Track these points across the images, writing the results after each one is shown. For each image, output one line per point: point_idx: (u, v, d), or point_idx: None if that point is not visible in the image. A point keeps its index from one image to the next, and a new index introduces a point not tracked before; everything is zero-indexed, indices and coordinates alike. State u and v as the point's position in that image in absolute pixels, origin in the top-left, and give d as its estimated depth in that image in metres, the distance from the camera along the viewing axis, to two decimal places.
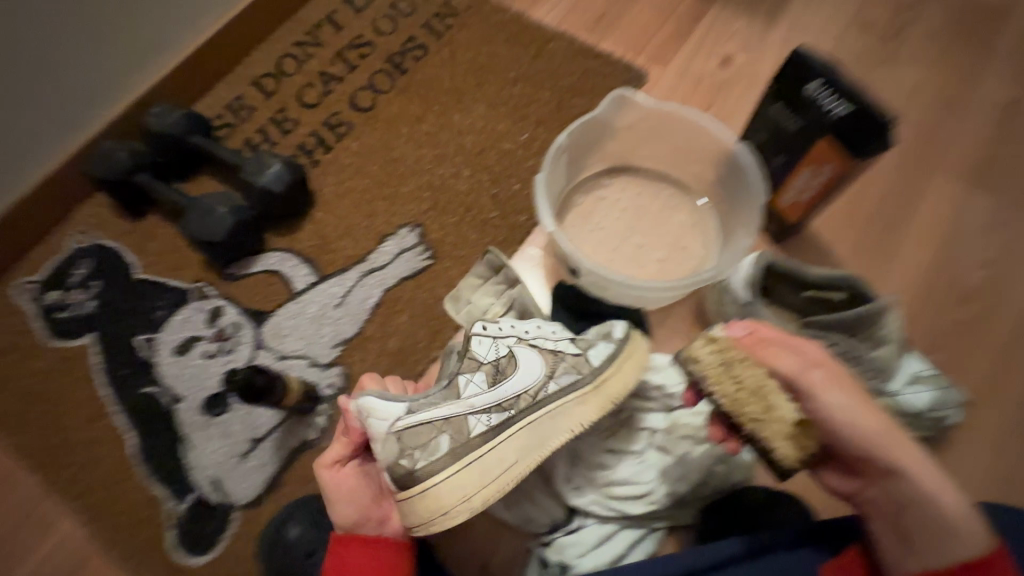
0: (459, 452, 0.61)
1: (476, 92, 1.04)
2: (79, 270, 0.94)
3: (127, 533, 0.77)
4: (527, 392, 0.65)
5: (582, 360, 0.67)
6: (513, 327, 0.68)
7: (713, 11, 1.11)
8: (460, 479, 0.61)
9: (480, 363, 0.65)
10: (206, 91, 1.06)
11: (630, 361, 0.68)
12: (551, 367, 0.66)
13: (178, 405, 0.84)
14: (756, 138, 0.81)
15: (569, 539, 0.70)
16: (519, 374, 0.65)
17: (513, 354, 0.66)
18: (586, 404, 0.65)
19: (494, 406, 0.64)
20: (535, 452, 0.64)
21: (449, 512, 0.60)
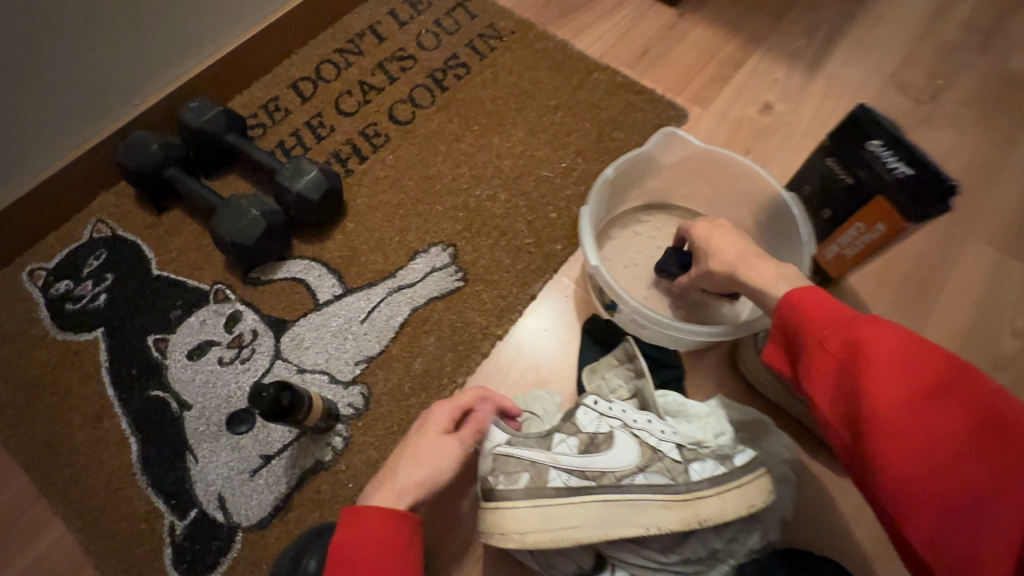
0: (532, 492, 0.65)
1: (516, 116, 1.03)
2: (94, 261, 0.91)
3: (122, 545, 0.73)
4: (611, 472, 0.67)
5: (679, 468, 0.67)
6: (623, 411, 0.71)
7: (755, 57, 1.12)
8: (528, 514, 0.64)
9: (578, 429, 0.70)
10: (243, 89, 1.05)
11: (734, 492, 0.66)
12: (644, 460, 0.68)
13: (186, 413, 0.80)
14: (803, 189, 0.80)
15: None
16: (611, 454, 0.68)
17: (612, 434, 0.69)
18: (667, 508, 0.65)
19: (576, 470, 0.67)
20: (602, 528, 0.65)
21: (505, 535, 0.64)
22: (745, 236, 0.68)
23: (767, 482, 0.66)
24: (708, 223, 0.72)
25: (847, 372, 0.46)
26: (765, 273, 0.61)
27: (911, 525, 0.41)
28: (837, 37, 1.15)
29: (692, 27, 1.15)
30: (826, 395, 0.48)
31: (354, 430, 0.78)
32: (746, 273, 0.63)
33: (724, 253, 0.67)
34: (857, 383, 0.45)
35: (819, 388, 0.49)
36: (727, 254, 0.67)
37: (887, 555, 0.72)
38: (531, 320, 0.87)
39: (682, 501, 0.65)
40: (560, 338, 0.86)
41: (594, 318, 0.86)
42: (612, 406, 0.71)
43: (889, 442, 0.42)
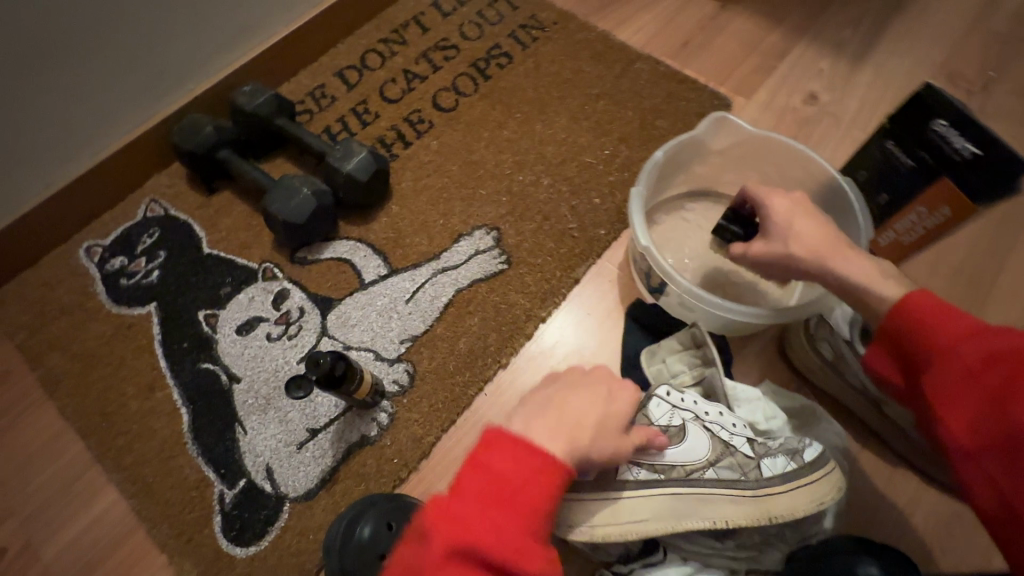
0: (600, 484, 0.65)
1: (559, 105, 1.04)
2: (147, 239, 0.93)
3: (173, 512, 0.74)
4: (682, 466, 0.66)
5: (751, 464, 0.67)
6: (694, 403, 0.69)
7: (799, 48, 1.11)
8: (596, 506, 0.64)
9: (650, 422, 0.68)
10: (291, 76, 1.07)
11: (805, 490, 0.64)
12: (715, 455, 0.67)
13: (235, 385, 0.81)
14: (857, 173, 0.79)
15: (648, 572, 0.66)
16: (685, 447, 0.67)
17: (684, 428, 0.68)
18: (737, 504, 0.64)
19: (646, 462, 0.66)
20: (670, 523, 0.63)
21: (573, 526, 0.65)
22: (824, 221, 0.66)
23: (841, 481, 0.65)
24: (788, 204, 0.68)
25: (994, 394, 0.47)
26: (862, 267, 0.61)
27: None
28: (884, 29, 1.13)
29: (735, 18, 1.15)
30: (964, 418, 0.48)
31: (400, 406, 0.79)
32: (839, 264, 0.62)
33: (808, 245, 0.64)
34: (1008, 406, 0.45)
35: (954, 410, 0.49)
36: (811, 240, 0.64)
37: (941, 547, 0.70)
38: (575, 304, 0.87)
39: (751, 498, 0.65)
40: (604, 322, 0.86)
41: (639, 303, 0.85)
42: (685, 399, 0.69)
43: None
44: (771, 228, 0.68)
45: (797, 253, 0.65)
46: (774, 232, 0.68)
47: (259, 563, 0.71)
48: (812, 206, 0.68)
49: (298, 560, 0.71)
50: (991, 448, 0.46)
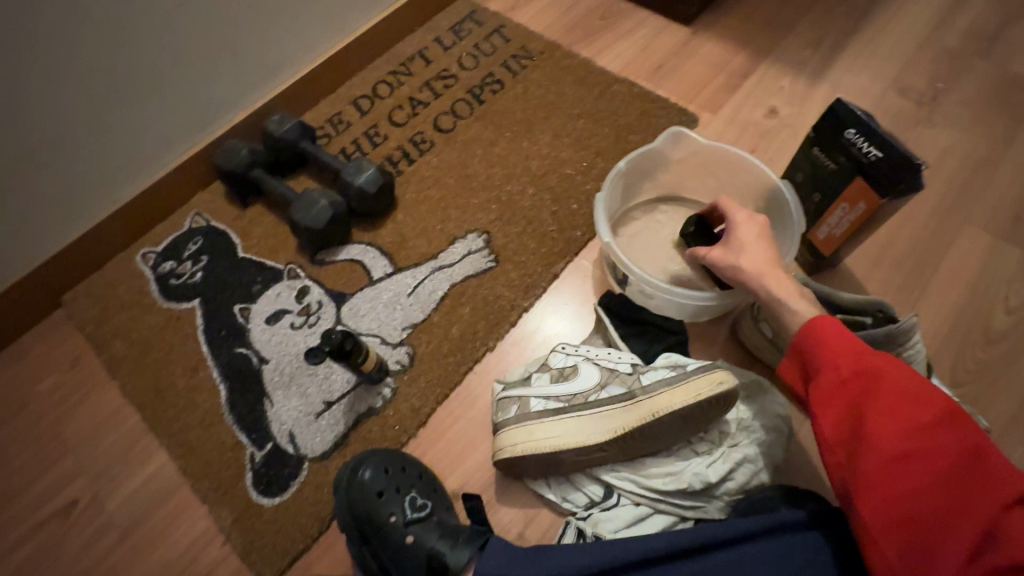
0: (521, 416, 0.78)
1: (544, 124, 1.18)
2: (192, 246, 1.10)
3: (214, 469, 0.88)
4: (580, 394, 0.78)
5: (634, 378, 0.77)
6: (586, 349, 0.82)
7: (761, 68, 1.23)
8: (517, 432, 0.76)
9: (549, 368, 0.81)
10: (313, 106, 1.24)
11: (679, 387, 0.72)
12: (604, 380, 0.78)
13: (264, 366, 0.96)
14: (796, 177, 0.90)
15: (604, 515, 0.77)
16: (577, 380, 0.79)
17: (576, 365, 0.80)
18: (626, 411, 0.74)
19: (552, 396, 0.78)
20: (577, 437, 0.74)
21: (501, 449, 0.76)
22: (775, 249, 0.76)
23: (714, 375, 0.72)
24: (754, 223, 0.78)
25: (857, 405, 0.55)
26: (789, 290, 0.70)
27: (885, 543, 0.49)
28: (842, 48, 1.24)
29: (704, 43, 1.28)
30: (833, 420, 0.57)
31: (401, 382, 0.92)
32: (772, 283, 0.71)
33: (754, 259, 0.74)
34: (863, 413, 0.54)
35: (827, 413, 0.57)
36: (758, 256, 0.74)
37: None
38: (554, 296, 0.99)
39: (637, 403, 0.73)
40: (579, 310, 0.98)
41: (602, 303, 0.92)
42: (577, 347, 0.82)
43: (879, 469, 0.51)
44: (731, 240, 0.78)
45: (744, 264, 0.74)
46: (733, 244, 0.78)
47: (283, 510, 0.84)
48: (772, 234, 0.78)
49: (315, 508, 0.84)
50: (847, 444, 0.55)
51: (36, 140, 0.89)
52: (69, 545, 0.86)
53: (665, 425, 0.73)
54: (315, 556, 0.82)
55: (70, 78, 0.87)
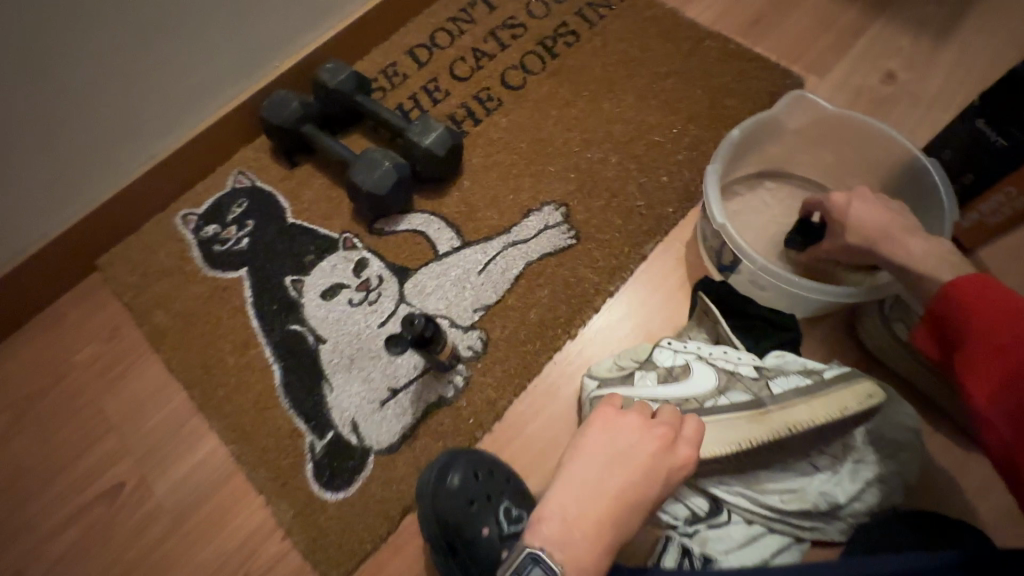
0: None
1: (626, 83, 1.04)
2: (236, 209, 0.99)
3: (270, 457, 0.81)
4: (694, 398, 0.70)
5: (760, 385, 0.70)
6: (696, 347, 0.74)
7: (877, 25, 1.07)
8: None
9: (654, 366, 0.73)
10: (365, 54, 1.11)
11: (817, 401, 0.67)
12: (723, 384, 0.71)
13: (321, 346, 0.87)
14: (943, 155, 0.77)
15: (713, 532, 0.70)
16: (689, 383, 0.71)
17: (688, 365, 0.72)
18: (754, 421, 0.67)
19: (661, 399, 0.71)
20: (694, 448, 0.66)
21: None
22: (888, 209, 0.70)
23: (859, 387, 0.68)
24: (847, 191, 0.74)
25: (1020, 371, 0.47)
26: (914, 247, 0.64)
27: None
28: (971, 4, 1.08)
29: None
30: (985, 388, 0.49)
31: (474, 370, 0.83)
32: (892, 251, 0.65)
33: (861, 232, 0.69)
34: None
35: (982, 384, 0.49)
36: (865, 228, 0.69)
37: (1010, 529, 0.70)
38: (642, 279, 0.89)
39: (765, 415, 0.68)
40: (670, 297, 0.88)
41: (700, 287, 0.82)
42: (686, 344, 0.74)
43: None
44: (833, 224, 0.74)
45: (855, 243, 0.69)
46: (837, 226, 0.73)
47: (348, 507, 0.77)
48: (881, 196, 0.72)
49: (384, 506, 0.77)
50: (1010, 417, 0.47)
51: (70, 83, 0.78)
52: (118, 530, 0.80)
53: (795, 441, 0.68)
54: (384, 558, 0.75)
55: (106, 13, 0.75)
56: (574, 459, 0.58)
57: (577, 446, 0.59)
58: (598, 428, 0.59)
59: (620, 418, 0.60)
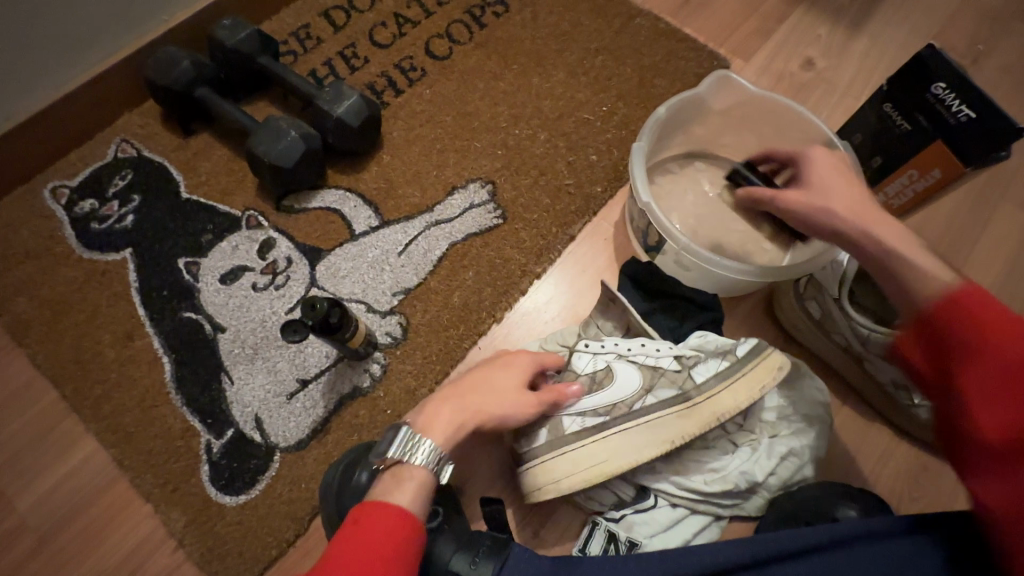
0: (553, 443, 0.67)
1: (556, 57, 1.00)
2: (119, 182, 0.87)
3: (158, 461, 0.72)
4: (621, 402, 0.69)
5: (683, 376, 0.70)
6: (615, 344, 0.71)
7: (798, 12, 1.09)
8: (556, 463, 0.66)
9: (577, 376, 0.70)
10: (273, 14, 1.00)
11: (742, 382, 0.69)
12: (648, 382, 0.70)
13: (220, 335, 0.78)
14: (853, 138, 0.80)
15: (638, 517, 0.69)
16: (614, 387, 0.69)
17: (610, 369, 0.70)
18: (684, 417, 0.68)
19: (589, 411, 0.68)
20: (629, 457, 0.67)
21: (540, 488, 0.66)
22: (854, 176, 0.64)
23: (770, 362, 0.69)
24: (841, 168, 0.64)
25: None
26: (902, 240, 0.54)
27: None
28: None
29: None
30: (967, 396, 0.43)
31: (393, 358, 0.78)
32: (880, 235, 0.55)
33: (850, 210, 0.59)
34: None
35: (984, 409, 0.40)
36: (853, 204, 0.59)
37: (903, 495, 0.75)
38: (569, 261, 0.86)
39: (694, 407, 0.68)
40: (597, 279, 0.86)
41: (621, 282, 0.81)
42: (603, 344, 0.71)
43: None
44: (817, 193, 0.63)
45: (846, 217, 0.58)
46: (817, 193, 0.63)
47: (249, 511, 0.70)
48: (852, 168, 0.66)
49: (290, 508, 0.70)
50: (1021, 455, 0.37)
51: None
52: None
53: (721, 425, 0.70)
54: (291, 564, 0.69)
55: None
56: (473, 385, 0.63)
57: (474, 373, 0.65)
58: (497, 364, 0.66)
59: (516, 362, 0.66)
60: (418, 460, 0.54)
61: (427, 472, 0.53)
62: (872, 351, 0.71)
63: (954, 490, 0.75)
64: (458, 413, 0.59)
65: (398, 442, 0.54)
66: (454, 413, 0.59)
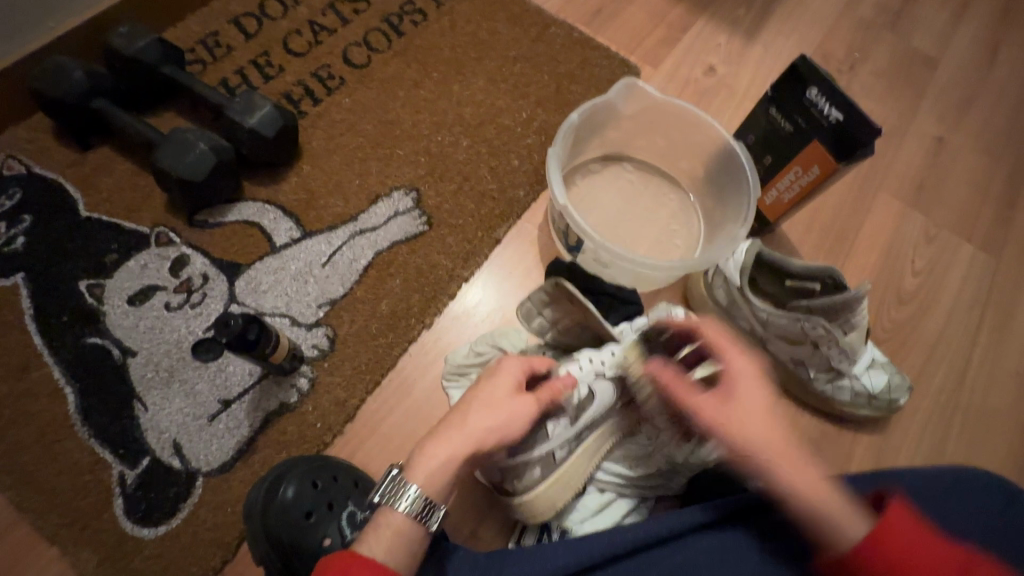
0: (545, 471, 0.67)
1: (475, 65, 1.02)
2: (6, 201, 0.81)
3: (64, 499, 0.67)
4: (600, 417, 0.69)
5: None
6: (591, 362, 0.69)
7: (699, 22, 1.17)
8: (548, 491, 0.67)
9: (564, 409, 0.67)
10: (176, 21, 0.96)
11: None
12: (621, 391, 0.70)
13: (130, 360, 0.74)
14: (747, 139, 0.87)
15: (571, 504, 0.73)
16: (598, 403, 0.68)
17: (593, 394, 0.68)
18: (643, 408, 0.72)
19: (574, 436, 0.68)
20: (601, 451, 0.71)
21: (535, 514, 0.68)
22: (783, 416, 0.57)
23: None
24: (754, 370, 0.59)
25: None
26: (818, 478, 0.52)
27: None
28: (773, 8, 1.22)
29: None
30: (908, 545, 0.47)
31: (321, 371, 0.77)
32: (805, 479, 0.52)
33: (779, 462, 0.53)
34: None
35: None
36: (778, 450, 0.54)
37: None
38: (496, 263, 0.88)
39: None
40: (524, 279, 0.88)
41: (557, 283, 0.68)
42: (581, 367, 0.68)
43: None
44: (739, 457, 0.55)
45: (777, 464, 0.53)
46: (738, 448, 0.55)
47: (170, 542, 0.67)
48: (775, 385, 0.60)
49: (216, 534, 0.67)
50: None
51: None
52: None
53: None
54: None
55: None
56: (464, 416, 0.57)
57: (458, 413, 0.57)
58: (483, 382, 0.60)
59: (503, 373, 0.61)
60: (401, 506, 0.51)
61: (409, 520, 0.50)
62: (772, 332, 0.78)
63: (848, 452, 0.84)
64: (450, 453, 0.54)
65: (384, 486, 0.52)
66: (447, 454, 0.54)
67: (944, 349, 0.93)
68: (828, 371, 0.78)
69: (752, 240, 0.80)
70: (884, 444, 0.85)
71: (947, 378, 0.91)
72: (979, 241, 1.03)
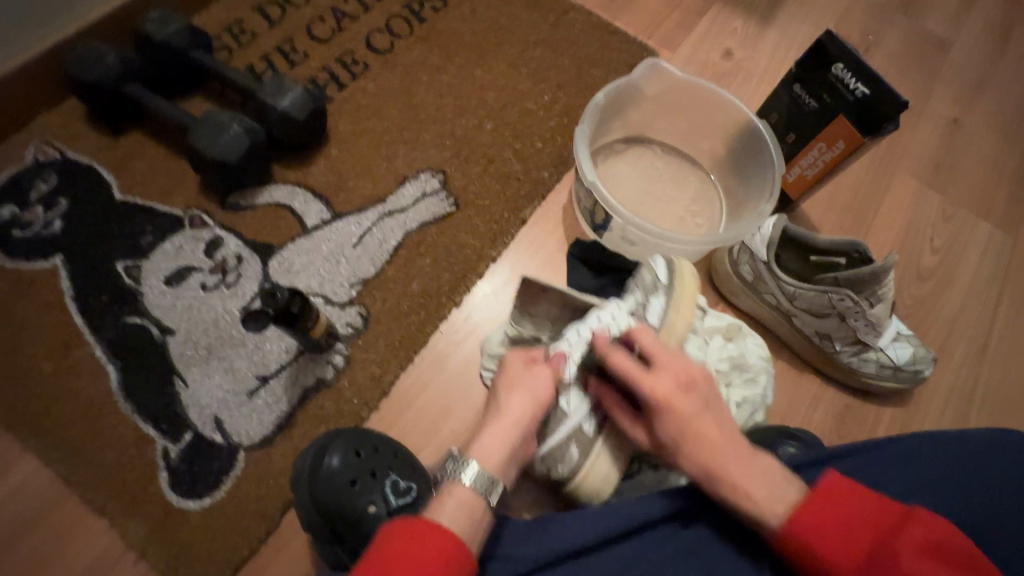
0: (584, 446, 0.66)
1: (496, 50, 1.03)
2: (43, 185, 0.82)
3: (110, 473, 0.68)
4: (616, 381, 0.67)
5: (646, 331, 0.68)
6: (580, 333, 0.67)
7: (715, 7, 1.18)
8: (596, 466, 0.66)
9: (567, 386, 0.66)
10: (202, 9, 0.97)
11: (682, 302, 0.69)
12: None
13: (169, 338, 0.76)
14: (770, 118, 0.88)
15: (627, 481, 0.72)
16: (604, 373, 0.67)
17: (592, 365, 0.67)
18: None
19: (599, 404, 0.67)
20: None
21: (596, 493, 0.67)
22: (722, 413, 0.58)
23: (687, 269, 0.71)
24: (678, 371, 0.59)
25: None
26: (751, 471, 0.53)
27: None
28: None
29: None
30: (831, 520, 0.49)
31: (355, 348, 0.78)
32: (738, 472, 0.53)
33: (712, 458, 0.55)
34: None
35: None
36: (712, 441, 0.55)
37: (832, 433, 0.84)
38: (522, 244, 0.89)
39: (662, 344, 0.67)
40: (550, 259, 0.89)
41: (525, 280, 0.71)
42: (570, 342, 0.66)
43: (924, 553, 0.46)
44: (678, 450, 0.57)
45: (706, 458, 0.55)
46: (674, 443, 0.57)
47: (215, 514, 0.68)
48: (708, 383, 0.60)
49: (259, 505, 0.69)
50: None
51: None
52: None
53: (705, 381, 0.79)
54: (264, 562, 0.67)
55: None
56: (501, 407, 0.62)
57: (495, 404, 0.63)
58: (500, 376, 0.66)
59: (514, 364, 0.66)
60: (464, 481, 0.54)
61: (474, 494, 0.53)
62: (799, 306, 0.80)
63: (873, 425, 0.85)
64: (502, 441, 0.59)
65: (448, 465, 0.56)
66: (497, 443, 0.59)
67: (964, 324, 0.94)
68: (853, 344, 0.80)
69: (777, 216, 0.80)
70: (908, 416, 0.86)
71: (968, 352, 0.92)
72: (996, 219, 1.04)
